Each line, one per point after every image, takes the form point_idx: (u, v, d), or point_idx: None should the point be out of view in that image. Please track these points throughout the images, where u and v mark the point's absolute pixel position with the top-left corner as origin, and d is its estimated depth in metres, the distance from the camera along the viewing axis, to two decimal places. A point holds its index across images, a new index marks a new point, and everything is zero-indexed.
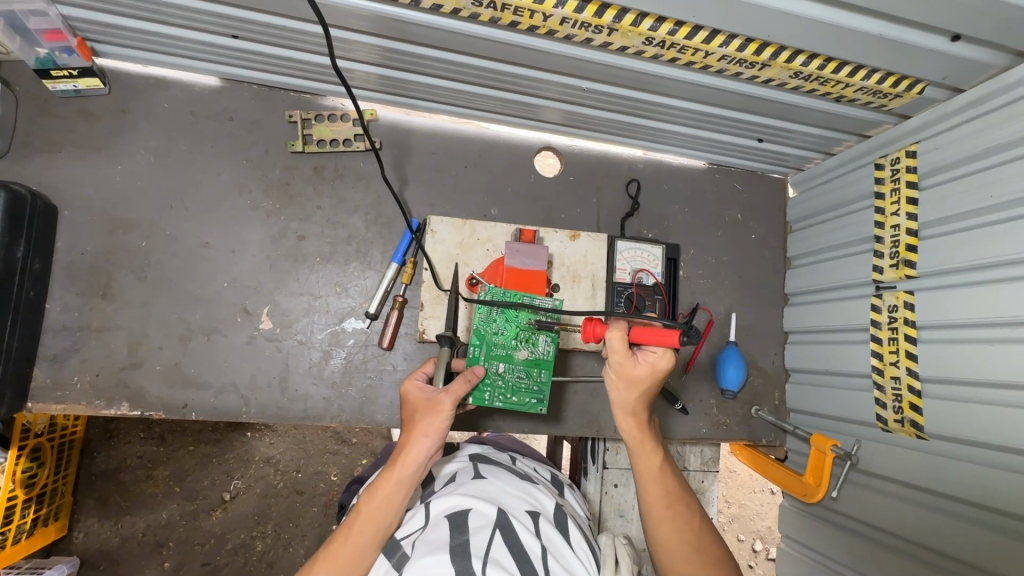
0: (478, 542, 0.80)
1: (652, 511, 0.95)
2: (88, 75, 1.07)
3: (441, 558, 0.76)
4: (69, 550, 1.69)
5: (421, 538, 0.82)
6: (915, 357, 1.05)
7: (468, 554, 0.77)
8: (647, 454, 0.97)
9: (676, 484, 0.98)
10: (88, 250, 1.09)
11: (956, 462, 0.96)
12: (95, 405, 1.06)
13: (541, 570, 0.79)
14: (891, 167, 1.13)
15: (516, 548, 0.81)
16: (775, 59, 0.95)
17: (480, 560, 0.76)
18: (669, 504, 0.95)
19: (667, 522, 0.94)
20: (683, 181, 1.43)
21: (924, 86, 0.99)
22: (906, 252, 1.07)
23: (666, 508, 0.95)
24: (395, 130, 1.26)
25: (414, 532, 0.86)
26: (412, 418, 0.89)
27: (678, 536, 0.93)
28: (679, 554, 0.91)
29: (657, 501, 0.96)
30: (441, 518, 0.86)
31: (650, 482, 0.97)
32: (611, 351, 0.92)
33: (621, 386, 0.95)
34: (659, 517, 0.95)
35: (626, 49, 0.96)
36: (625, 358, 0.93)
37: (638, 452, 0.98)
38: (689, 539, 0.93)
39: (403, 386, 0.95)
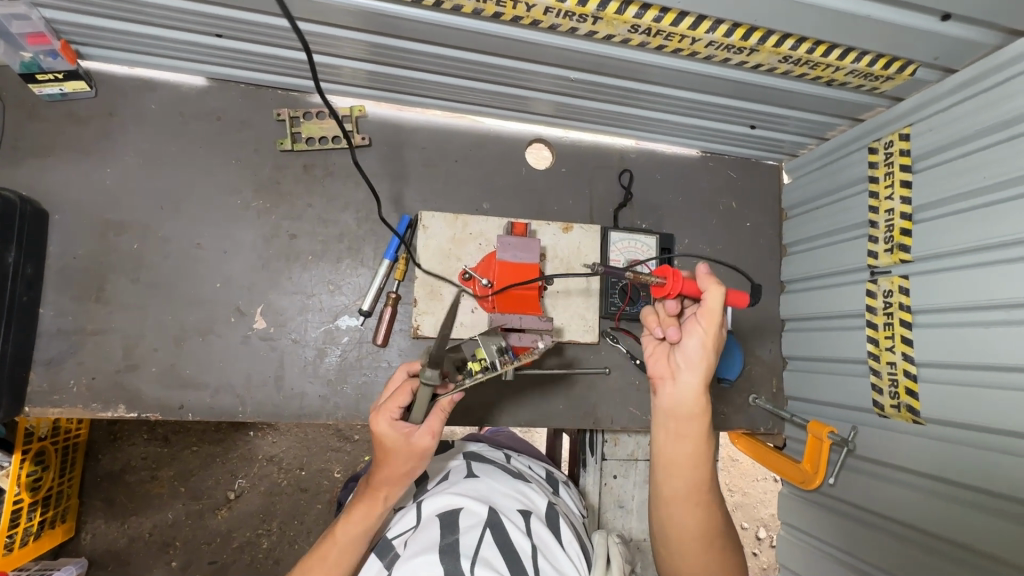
0: (467, 541, 0.80)
1: (693, 497, 0.89)
2: (74, 78, 1.07)
3: (430, 558, 0.77)
4: (77, 551, 1.71)
5: (413, 537, 0.83)
6: (911, 342, 1.04)
7: (457, 553, 0.78)
8: (703, 438, 0.89)
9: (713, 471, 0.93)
10: (81, 253, 1.09)
11: (952, 446, 0.96)
12: (92, 408, 1.06)
13: (530, 569, 0.79)
14: (885, 151, 1.12)
15: (505, 547, 0.82)
16: (763, 44, 0.93)
17: (469, 560, 0.77)
18: (710, 493, 0.90)
19: (703, 512, 0.89)
20: (677, 170, 1.42)
21: (915, 68, 0.98)
22: (901, 237, 1.07)
23: (705, 497, 0.90)
24: (385, 125, 1.25)
25: (406, 531, 0.87)
26: (389, 459, 0.86)
27: (710, 525, 0.89)
28: (699, 541, 0.89)
29: (697, 483, 0.89)
30: (433, 518, 0.86)
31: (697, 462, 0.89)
32: (713, 309, 0.88)
33: (709, 349, 0.89)
34: (694, 503, 0.89)
35: (612, 38, 0.95)
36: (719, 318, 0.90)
37: (695, 430, 0.89)
38: (715, 530, 0.90)
39: (374, 417, 0.86)
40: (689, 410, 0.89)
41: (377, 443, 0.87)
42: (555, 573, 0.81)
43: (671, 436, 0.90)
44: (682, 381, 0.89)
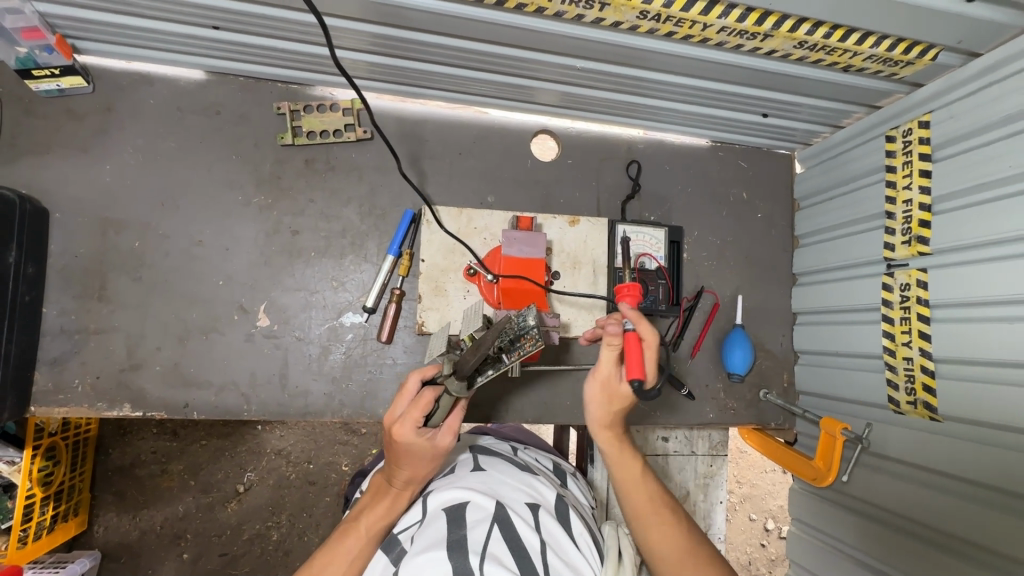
0: (475, 537, 0.78)
1: (643, 520, 0.96)
2: (70, 73, 1.05)
3: (437, 555, 0.76)
4: (90, 544, 1.73)
5: (420, 533, 0.82)
6: (929, 337, 1.01)
7: (465, 549, 0.76)
8: (625, 466, 0.99)
9: (662, 491, 0.99)
10: (82, 252, 1.08)
11: (970, 444, 0.93)
12: (97, 407, 1.06)
13: (539, 565, 0.77)
14: (902, 139, 1.08)
15: (514, 543, 0.79)
16: (778, 29, 0.90)
17: (478, 556, 0.75)
18: (657, 510, 0.96)
19: (658, 529, 0.94)
20: (686, 160, 1.39)
21: (937, 52, 0.94)
22: (919, 229, 1.03)
23: (655, 516, 0.96)
24: (387, 118, 1.23)
25: (413, 527, 0.86)
26: (413, 461, 0.92)
27: (671, 543, 0.93)
28: (668, 555, 0.92)
29: (643, 502, 0.97)
30: (440, 512, 0.85)
31: (636, 485, 0.98)
32: (601, 365, 0.95)
33: (604, 400, 0.97)
34: (649, 523, 0.95)
35: (619, 24, 0.91)
36: (610, 371, 0.95)
37: (615, 464, 0.99)
38: (681, 544, 0.93)
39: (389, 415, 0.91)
40: (602, 449, 1.00)
41: (400, 449, 0.90)
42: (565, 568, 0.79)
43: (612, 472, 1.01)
44: (592, 429, 1.02)
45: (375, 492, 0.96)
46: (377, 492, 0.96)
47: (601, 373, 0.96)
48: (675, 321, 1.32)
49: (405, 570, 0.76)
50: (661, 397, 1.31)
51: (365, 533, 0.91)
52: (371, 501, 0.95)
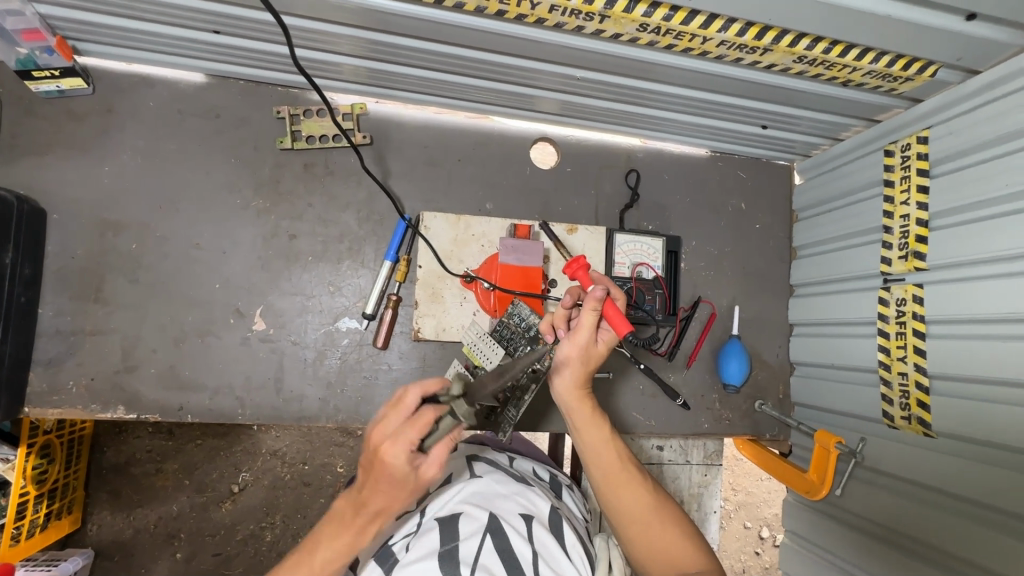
0: (467, 548, 0.79)
1: (612, 483, 0.90)
2: (71, 75, 1.05)
3: (428, 565, 0.76)
4: (83, 542, 1.73)
5: (413, 542, 0.82)
6: (924, 353, 1.01)
7: (456, 560, 0.76)
8: (595, 426, 0.94)
9: (631, 454, 0.95)
10: (79, 253, 1.08)
11: (964, 461, 0.93)
12: (92, 409, 1.06)
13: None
14: (901, 154, 1.08)
15: (506, 553, 0.79)
16: (777, 43, 0.90)
17: (469, 567, 0.76)
18: (628, 471, 0.91)
19: (628, 491, 0.90)
20: (685, 170, 1.39)
21: (936, 69, 0.94)
22: (916, 244, 1.03)
23: (625, 478, 0.91)
24: (387, 124, 1.23)
25: (407, 536, 0.87)
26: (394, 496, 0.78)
27: (640, 506, 0.88)
28: (640, 521, 0.87)
29: (614, 467, 0.91)
30: (434, 523, 0.86)
31: (605, 450, 0.93)
32: (583, 328, 0.94)
33: (576, 361, 0.95)
34: (622, 486, 0.90)
35: (619, 36, 0.92)
36: (587, 337, 0.95)
37: (585, 424, 0.94)
38: (651, 509, 0.88)
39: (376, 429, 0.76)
40: (573, 408, 0.95)
41: (391, 483, 0.76)
42: None
43: (581, 436, 0.95)
44: (558, 391, 0.97)
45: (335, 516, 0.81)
46: (339, 517, 0.81)
47: (576, 340, 0.95)
48: (672, 331, 1.32)
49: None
50: (657, 407, 1.31)
51: (318, 571, 0.78)
52: (328, 528, 0.80)
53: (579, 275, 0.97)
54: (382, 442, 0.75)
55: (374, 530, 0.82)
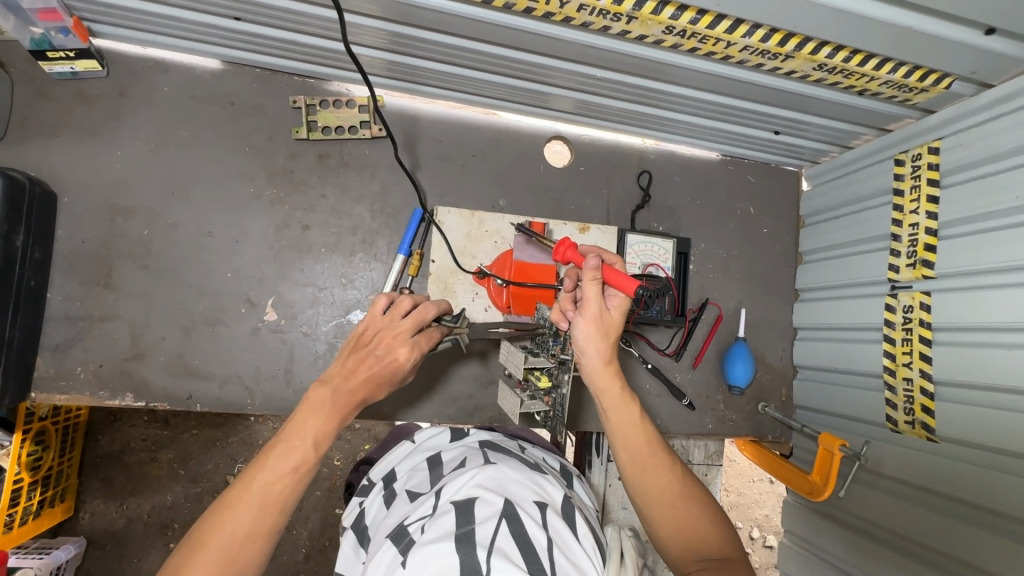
0: (483, 532, 0.78)
1: (640, 466, 0.96)
2: (85, 57, 1.03)
3: (445, 548, 0.75)
4: (76, 530, 1.71)
5: (430, 524, 0.82)
6: (929, 359, 1.03)
7: (473, 543, 0.76)
8: (624, 408, 0.97)
9: (657, 437, 0.99)
10: (89, 238, 1.06)
11: (966, 467, 0.95)
12: (99, 396, 1.05)
13: (546, 561, 0.77)
14: (911, 164, 1.10)
15: (521, 538, 0.79)
16: (799, 50, 0.91)
17: (486, 549, 0.75)
18: (655, 456, 0.96)
19: (654, 475, 0.95)
20: (695, 172, 1.40)
21: (952, 81, 0.96)
22: (924, 252, 1.05)
23: (652, 462, 0.96)
24: (402, 117, 1.22)
25: (423, 518, 0.86)
26: (383, 383, 0.92)
27: (666, 489, 0.95)
28: (666, 504, 0.94)
29: (643, 451, 0.96)
30: (450, 506, 0.85)
31: (634, 434, 0.97)
32: (591, 300, 0.93)
33: (598, 337, 0.94)
34: (650, 470, 0.95)
35: (644, 38, 0.92)
36: (599, 305, 0.94)
37: (616, 406, 0.97)
38: (678, 492, 0.95)
39: (391, 332, 0.92)
40: (602, 389, 0.98)
41: (389, 360, 0.90)
42: (571, 565, 0.79)
43: (613, 418, 0.98)
44: (588, 373, 0.98)
45: (314, 404, 0.88)
46: (316, 402, 0.88)
47: (589, 311, 0.94)
48: (679, 332, 1.34)
49: (412, 561, 0.75)
50: (663, 406, 1.32)
51: (312, 449, 0.85)
52: (309, 413, 0.87)
53: (571, 255, 0.98)
54: (383, 331, 0.92)
55: (350, 420, 0.92)
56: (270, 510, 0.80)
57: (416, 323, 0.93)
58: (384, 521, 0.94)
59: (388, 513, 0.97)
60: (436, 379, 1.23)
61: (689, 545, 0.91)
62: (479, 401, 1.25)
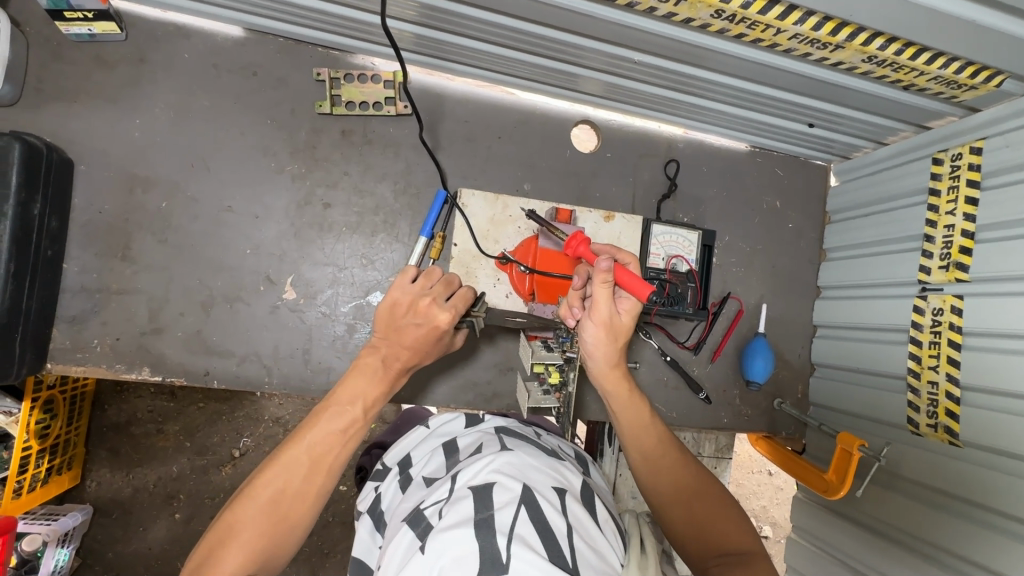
0: (503, 518, 0.76)
1: (650, 464, 0.99)
2: (104, 18, 0.99)
3: (464, 534, 0.73)
4: (83, 498, 1.72)
5: (448, 508, 0.79)
6: (958, 364, 1.02)
7: (493, 529, 0.74)
8: (631, 408, 1.01)
9: (666, 435, 1.03)
10: (106, 208, 1.04)
11: (988, 471, 0.95)
12: (114, 369, 1.03)
13: (566, 548, 0.75)
14: (951, 163, 1.07)
15: (541, 524, 0.77)
16: (851, 41, 0.87)
17: (505, 536, 0.73)
18: (664, 454, 1.00)
19: (665, 472, 0.99)
20: (723, 163, 1.37)
21: (1003, 79, 0.92)
22: (959, 255, 1.03)
23: (662, 459, 1.00)
24: (428, 94, 1.19)
25: (439, 502, 0.83)
26: (427, 349, 0.95)
27: (676, 486, 0.98)
28: (678, 499, 0.96)
29: (652, 449, 1.00)
30: (468, 489, 0.82)
31: (642, 434, 1.01)
32: (600, 304, 0.92)
33: (606, 340, 0.96)
34: (659, 467, 0.99)
35: (691, 21, 0.89)
36: (608, 309, 0.93)
37: (623, 405, 1.00)
38: (688, 487, 0.98)
39: (424, 299, 0.93)
40: (609, 390, 1.00)
41: (430, 328, 0.92)
42: (591, 554, 0.77)
43: (624, 418, 1.01)
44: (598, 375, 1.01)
45: (363, 368, 0.93)
46: (369, 370, 0.92)
47: (598, 315, 0.94)
48: (700, 325, 1.33)
49: (430, 547, 0.73)
50: (680, 400, 1.31)
51: (363, 415, 0.90)
52: (357, 378, 0.91)
53: (583, 251, 0.97)
54: (417, 301, 0.93)
55: (396, 387, 0.96)
56: (319, 469, 0.85)
57: (447, 287, 0.96)
58: (401, 505, 0.94)
59: (405, 498, 0.96)
60: (455, 364, 1.22)
61: (708, 542, 0.91)
62: (497, 387, 1.24)
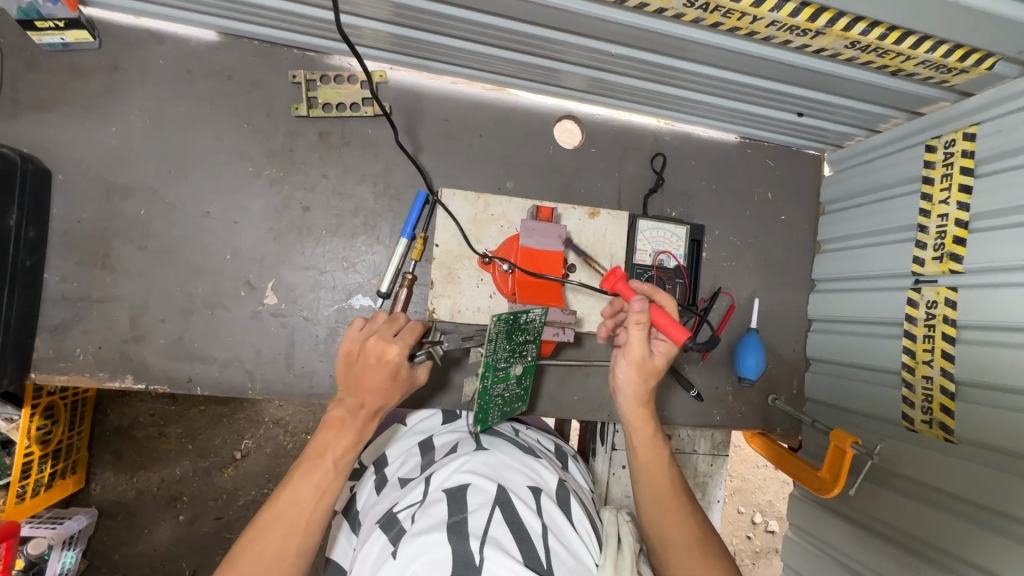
0: (476, 521, 0.75)
1: (659, 505, 0.96)
2: (76, 26, 0.99)
3: (437, 538, 0.72)
4: (87, 502, 1.74)
5: (421, 512, 0.78)
6: (952, 358, 0.99)
7: (465, 533, 0.72)
8: (653, 448, 0.99)
9: (679, 478, 0.99)
10: (86, 217, 1.04)
11: (981, 468, 0.93)
12: (99, 376, 1.04)
13: (541, 549, 0.74)
14: (944, 150, 1.03)
15: (516, 526, 0.76)
16: (831, 27, 0.84)
17: (479, 539, 0.72)
18: (675, 497, 0.97)
19: (673, 516, 0.96)
20: (711, 155, 1.34)
21: (995, 61, 0.88)
22: (953, 245, 1.00)
23: (673, 504, 0.97)
24: (407, 94, 1.17)
25: (412, 506, 0.82)
26: (389, 387, 0.91)
27: (681, 531, 0.95)
28: (682, 546, 0.94)
29: (664, 491, 0.97)
30: (441, 492, 0.82)
31: (657, 474, 0.98)
32: (634, 344, 0.93)
33: (636, 379, 0.96)
34: (668, 510, 0.96)
35: (664, 11, 0.87)
36: (641, 350, 0.94)
37: (647, 445, 0.98)
38: (693, 534, 0.95)
39: (371, 338, 0.91)
40: (635, 427, 0.99)
41: (381, 365, 0.90)
42: (567, 555, 0.76)
43: (643, 455, 0.99)
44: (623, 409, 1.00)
45: (333, 423, 0.89)
46: (337, 422, 0.89)
47: (632, 354, 0.95)
48: (691, 322, 1.30)
49: (403, 551, 0.72)
50: (671, 398, 1.29)
51: (332, 468, 0.87)
52: (328, 432, 0.88)
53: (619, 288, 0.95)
54: (364, 342, 0.91)
55: (371, 434, 0.92)
56: (295, 529, 0.83)
57: (392, 324, 0.95)
58: (375, 506, 0.94)
59: (379, 499, 0.96)
60: None
61: None
62: None
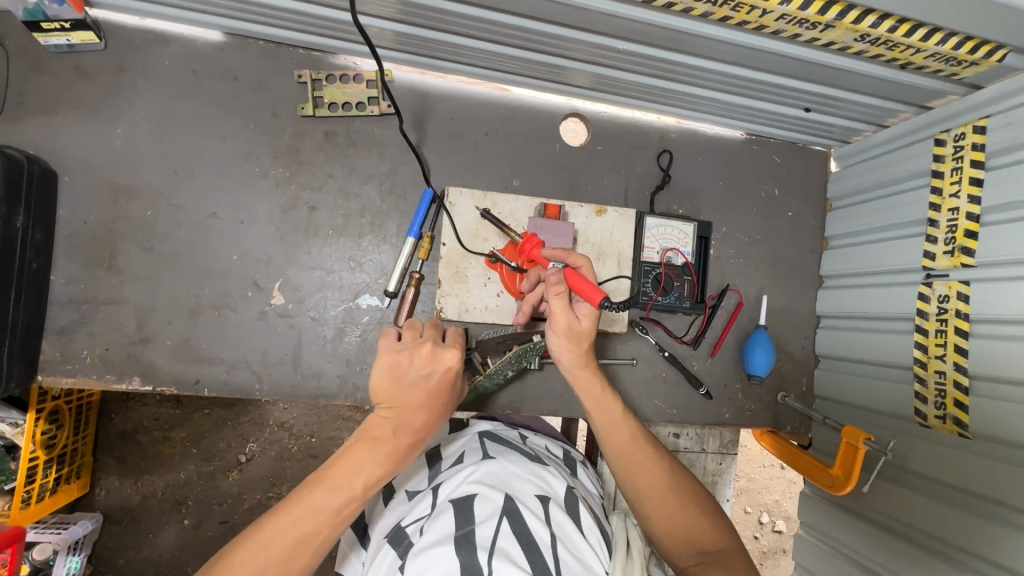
0: (483, 532, 0.74)
1: (627, 462, 0.95)
2: (81, 28, 0.99)
3: (444, 550, 0.71)
4: (92, 506, 1.73)
5: (427, 525, 0.77)
6: (965, 352, 0.98)
7: (473, 545, 0.71)
8: (611, 408, 0.96)
9: (641, 429, 0.98)
10: (91, 219, 1.03)
11: (997, 463, 0.92)
12: (106, 379, 1.03)
13: (551, 560, 0.73)
14: (953, 144, 1.03)
15: (524, 536, 0.75)
16: (841, 20, 0.84)
17: (486, 551, 0.71)
18: (642, 452, 0.96)
19: (643, 471, 0.95)
20: (718, 152, 1.33)
21: (1006, 53, 0.88)
22: (964, 239, 0.99)
23: (642, 459, 0.96)
24: (413, 92, 1.17)
25: (420, 519, 0.82)
26: (438, 409, 0.88)
27: (654, 485, 0.95)
28: (657, 499, 0.94)
29: (629, 448, 0.96)
30: (448, 504, 0.81)
31: (620, 434, 0.96)
32: (557, 316, 0.93)
33: (569, 346, 0.95)
34: (637, 466, 0.95)
35: (673, 5, 0.86)
36: (567, 317, 0.93)
37: (596, 405, 0.97)
38: (667, 486, 0.95)
39: (428, 348, 0.86)
40: (581, 391, 0.97)
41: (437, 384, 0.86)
42: (576, 565, 0.75)
43: (602, 417, 0.96)
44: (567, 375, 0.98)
45: (371, 441, 0.84)
46: (374, 439, 0.85)
47: (558, 325, 0.94)
48: (699, 319, 1.29)
49: (411, 565, 0.72)
50: (679, 396, 1.28)
51: (359, 493, 0.82)
52: (364, 452, 0.84)
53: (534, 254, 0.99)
54: (418, 351, 0.86)
55: (406, 457, 0.88)
56: (303, 552, 0.79)
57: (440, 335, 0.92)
58: (383, 520, 0.93)
59: (387, 512, 0.95)
60: None
61: (679, 535, 0.94)
62: None
